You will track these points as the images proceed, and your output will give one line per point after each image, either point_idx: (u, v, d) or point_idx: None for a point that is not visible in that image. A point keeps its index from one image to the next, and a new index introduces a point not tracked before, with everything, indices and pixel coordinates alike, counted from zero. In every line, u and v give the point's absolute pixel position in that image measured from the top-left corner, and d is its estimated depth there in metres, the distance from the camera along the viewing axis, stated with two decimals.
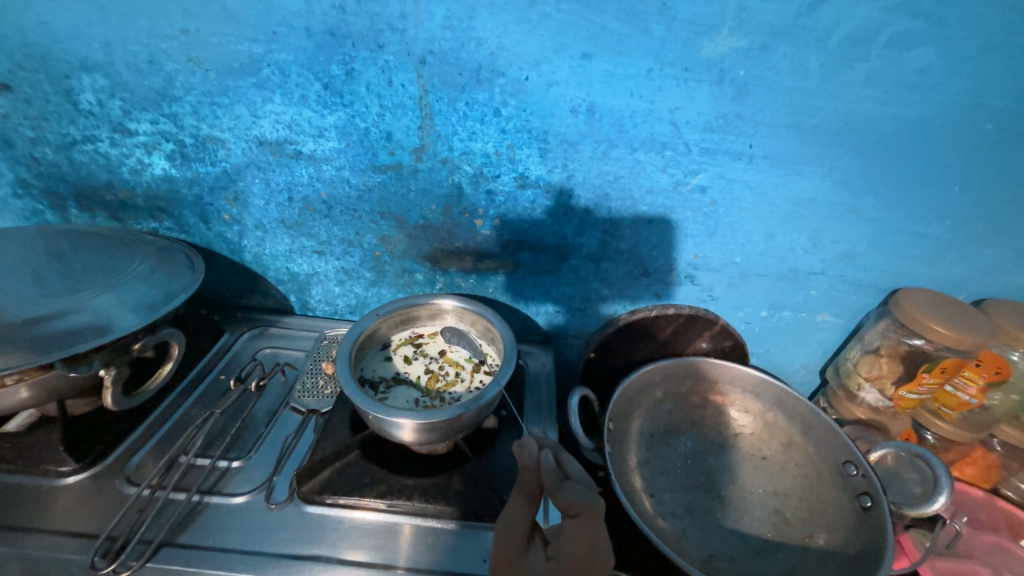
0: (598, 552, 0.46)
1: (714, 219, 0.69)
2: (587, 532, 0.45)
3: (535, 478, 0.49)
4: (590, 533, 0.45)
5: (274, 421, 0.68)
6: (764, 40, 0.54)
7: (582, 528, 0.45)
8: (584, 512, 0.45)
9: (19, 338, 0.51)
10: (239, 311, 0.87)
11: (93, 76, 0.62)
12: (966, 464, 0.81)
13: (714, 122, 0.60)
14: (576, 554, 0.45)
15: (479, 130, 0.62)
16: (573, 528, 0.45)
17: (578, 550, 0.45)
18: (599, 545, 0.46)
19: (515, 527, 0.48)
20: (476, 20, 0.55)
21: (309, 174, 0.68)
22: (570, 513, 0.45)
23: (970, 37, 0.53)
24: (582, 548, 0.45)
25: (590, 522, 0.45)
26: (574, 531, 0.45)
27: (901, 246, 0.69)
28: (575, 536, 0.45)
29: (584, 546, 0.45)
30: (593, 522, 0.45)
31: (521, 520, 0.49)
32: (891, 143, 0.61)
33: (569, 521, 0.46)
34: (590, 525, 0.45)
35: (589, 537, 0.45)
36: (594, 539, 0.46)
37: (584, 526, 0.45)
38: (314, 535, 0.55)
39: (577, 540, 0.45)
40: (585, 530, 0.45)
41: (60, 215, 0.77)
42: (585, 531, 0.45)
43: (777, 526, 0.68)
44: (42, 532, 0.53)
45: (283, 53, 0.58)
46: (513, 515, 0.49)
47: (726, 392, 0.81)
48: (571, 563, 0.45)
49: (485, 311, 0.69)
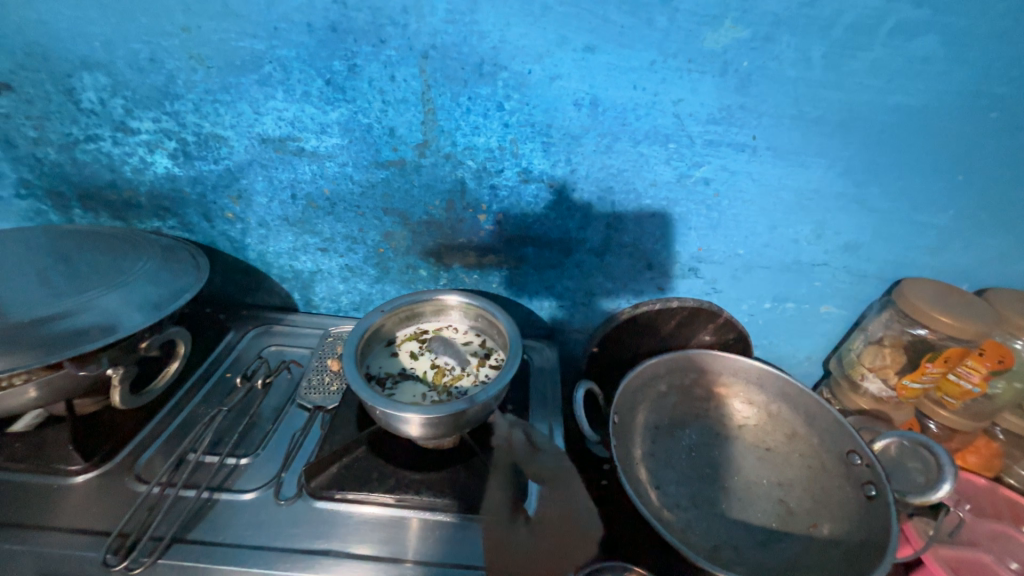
0: (569, 509, 0.61)
1: (718, 211, 0.69)
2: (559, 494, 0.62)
3: (511, 457, 0.64)
4: (562, 498, 0.62)
5: (282, 418, 0.69)
6: (767, 30, 0.54)
7: (554, 488, 0.63)
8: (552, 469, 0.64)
9: (28, 337, 0.51)
10: (244, 309, 0.87)
11: (95, 75, 0.62)
12: (970, 452, 0.80)
13: (717, 114, 0.60)
14: (553, 510, 0.60)
15: (482, 124, 0.62)
16: (548, 488, 0.62)
17: (553, 507, 0.61)
18: (568, 504, 0.62)
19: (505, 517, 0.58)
20: (478, 13, 0.55)
21: (313, 170, 0.68)
22: (542, 473, 0.63)
23: (973, 24, 0.53)
24: (561, 508, 0.61)
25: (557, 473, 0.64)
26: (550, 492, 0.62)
27: (905, 236, 0.70)
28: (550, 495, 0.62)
29: (555, 504, 0.61)
30: (558, 475, 0.64)
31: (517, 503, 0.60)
32: (896, 132, 0.61)
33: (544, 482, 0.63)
34: (559, 482, 0.63)
35: (561, 496, 0.62)
36: (563, 499, 0.62)
37: (555, 482, 0.63)
38: (323, 530, 0.56)
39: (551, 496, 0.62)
40: (556, 490, 0.62)
41: (63, 215, 0.77)
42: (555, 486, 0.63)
43: (782, 516, 0.68)
44: (54, 530, 0.53)
45: (285, 49, 0.58)
46: (498, 498, 0.59)
47: (730, 384, 0.81)
48: (549, 519, 0.60)
49: (489, 305, 0.69)
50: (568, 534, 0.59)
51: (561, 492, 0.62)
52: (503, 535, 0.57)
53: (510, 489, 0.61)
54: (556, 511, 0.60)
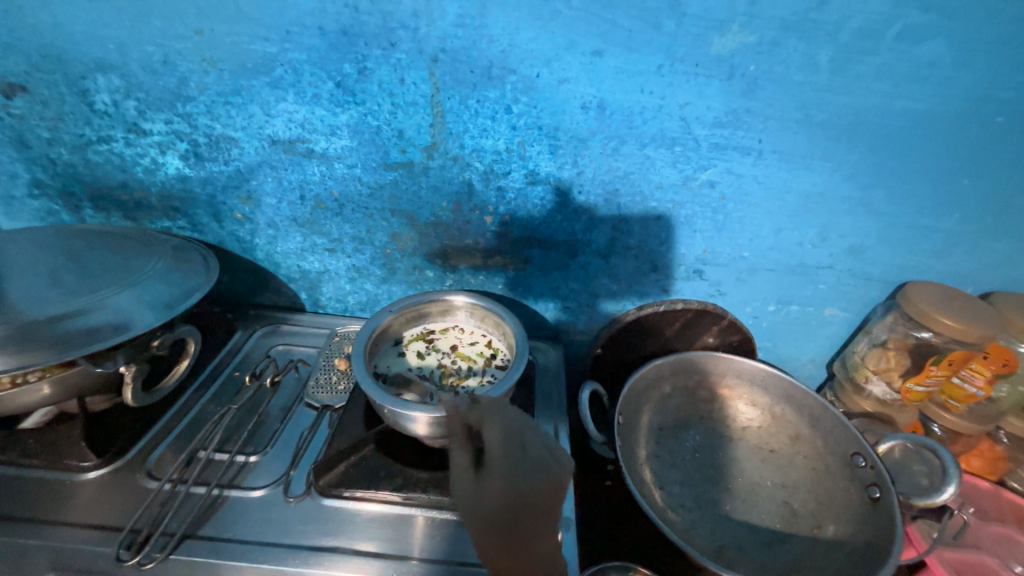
0: (526, 453, 0.47)
1: (723, 214, 0.69)
2: (521, 467, 0.46)
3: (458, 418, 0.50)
4: (512, 454, 0.46)
5: (289, 417, 0.69)
6: (774, 35, 0.55)
7: (510, 459, 0.46)
8: (498, 437, 0.47)
9: (43, 335, 0.53)
10: (252, 308, 0.87)
11: (108, 76, 0.63)
12: (973, 456, 0.80)
13: (724, 117, 0.61)
14: (509, 470, 0.45)
15: (490, 127, 0.63)
16: (496, 440, 0.47)
17: (509, 463, 0.46)
18: (524, 449, 0.47)
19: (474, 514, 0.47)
20: (488, 18, 0.56)
21: (321, 171, 0.69)
22: (485, 422, 0.48)
23: (980, 30, 0.54)
24: (511, 457, 0.46)
25: (509, 431, 0.47)
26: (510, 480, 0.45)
27: (910, 239, 0.70)
28: (513, 484, 0.45)
29: (522, 488, 0.45)
30: (511, 437, 0.47)
31: (482, 505, 0.45)
32: (901, 136, 0.61)
33: (496, 466, 0.45)
34: (513, 447, 0.47)
35: (512, 448, 0.47)
36: (517, 449, 0.47)
37: (505, 441, 0.47)
38: (332, 527, 0.57)
39: (513, 482, 0.45)
40: (504, 439, 0.47)
41: (74, 215, 0.77)
42: (509, 451, 0.46)
43: (786, 517, 0.69)
44: (67, 525, 0.54)
45: (297, 52, 0.59)
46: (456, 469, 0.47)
47: (733, 387, 0.81)
48: (505, 480, 0.45)
49: (496, 307, 0.70)
50: (533, 490, 0.46)
51: (508, 440, 0.47)
52: (481, 539, 0.46)
53: (468, 488, 0.46)
54: (524, 493, 0.45)
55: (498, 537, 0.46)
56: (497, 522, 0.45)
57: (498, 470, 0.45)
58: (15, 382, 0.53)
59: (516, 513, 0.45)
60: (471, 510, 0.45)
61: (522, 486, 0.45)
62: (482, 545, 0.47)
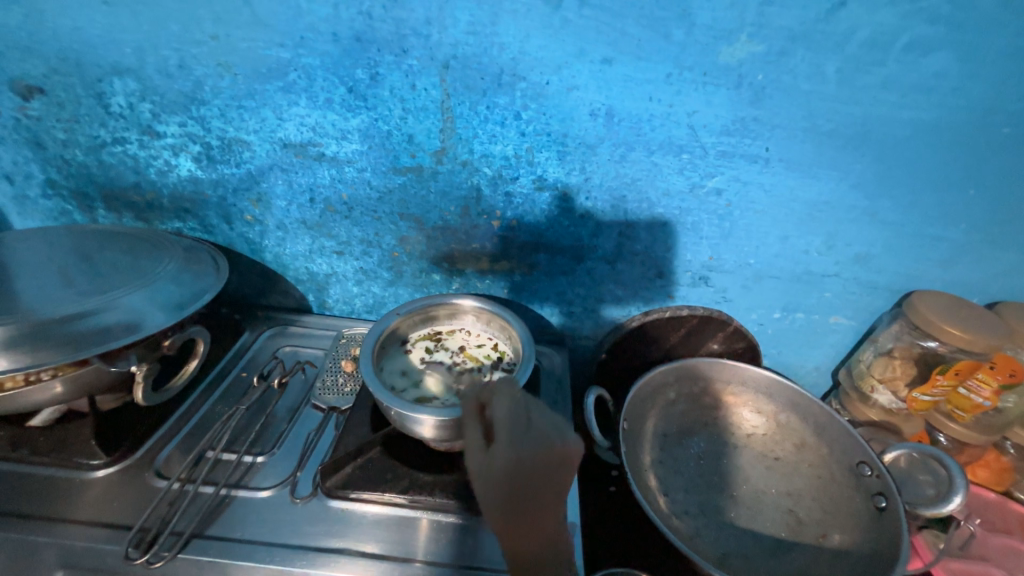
0: (531, 425, 0.48)
1: (729, 221, 0.70)
2: (526, 439, 0.47)
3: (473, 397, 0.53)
4: (517, 425, 0.48)
5: (296, 418, 0.70)
6: (782, 45, 0.55)
7: (514, 430, 0.48)
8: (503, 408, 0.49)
9: (57, 334, 0.53)
10: (259, 310, 0.88)
11: (125, 79, 0.64)
12: (980, 466, 0.80)
13: (731, 126, 0.61)
14: (513, 438, 0.47)
15: (499, 133, 0.64)
16: (504, 413, 0.49)
17: (514, 431, 0.47)
18: (529, 422, 0.48)
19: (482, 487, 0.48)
20: (499, 26, 0.56)
21: (331, 175, 0.70)
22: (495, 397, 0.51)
23: (987, 42, 0.54)
24: (516, 428, 0.48)
25: (515, 406, 0.49)
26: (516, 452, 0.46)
27: (916, 248, 0.70)
28: (519, 455, 0.46)
29: (527, 460, 0.46)
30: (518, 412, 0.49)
31: (488, 472, 0.46)
32: (907, 146, 0.61)
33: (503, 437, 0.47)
34: (517, 417, 0.49)
35: (517, 419, 0.48)
36: (522, 421, 0.48)
37: (511, 414, 0.49)
38: (338, 528, 0.57)
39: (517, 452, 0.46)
40: (511, 412, 0.49)
41: (87, 215, 0.78)
42: (514, 422, 0.48)
43: (791, 525, 0.69)
44: (76, 523, 0.55)
45: (311, 57, 0.60)
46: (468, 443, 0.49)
47: (739, 393, 0.81)
48: (508, 447, 0.46)
49: (503, 311, 0.70)
50: (535, 459, 0.46)
51: (515, 413, 0.49)
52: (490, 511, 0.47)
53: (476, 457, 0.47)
54: (529, 463, 0.46)
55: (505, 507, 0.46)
56: (504, 491, 0.46)
57: (504, 442, 0.47)
58: (28, 379, 0.53)
59: (521, 482, 0.46)
60: (479, 480, 0.46)
61: (526, 457, 0.46)
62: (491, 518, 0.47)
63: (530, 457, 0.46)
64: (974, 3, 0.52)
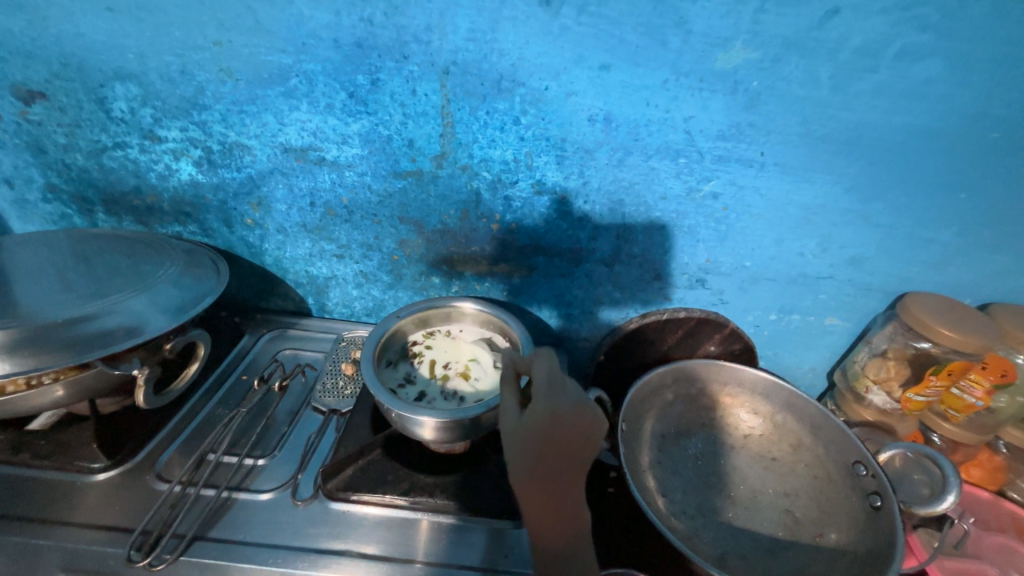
0: (565, 391, 0.47)
1: (725, 224, 0.71)
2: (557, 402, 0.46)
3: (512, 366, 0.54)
4: (551, 385, 0.48)
5: (296, 421, 0.70)
6: (777, 52, 0.57)
7: (548, 392, 0.47)
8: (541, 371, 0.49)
9: (61, 338, 0.54)
10: (259, 313, 0.88)
11: (127, 85, 0.64)
12: (973, 465, 0.80)
13: (727, 130, 0.62)
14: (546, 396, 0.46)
15: (498, 137, 0.64)
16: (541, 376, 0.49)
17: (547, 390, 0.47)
18: (565, 388, 0.47)
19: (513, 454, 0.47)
20: (499, 32, 0.57)
21: (332, 179, 0.70)
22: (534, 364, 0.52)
23: (975, 50, 0.55)
24: (550, 388, 0.47)
25: (552, 371, 0.49)
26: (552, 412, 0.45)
27: (909, 250, 0.71)
28: (556, 416, 0.44)
29: (562, 424, 0.44)
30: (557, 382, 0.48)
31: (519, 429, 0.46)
32: (899, 150, 0.63)
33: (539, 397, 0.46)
34: (553, 381, 0.48)
35: (551, 382, 0.48)
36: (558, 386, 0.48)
37: (548, 378, 0.49)
38: (340, 530, 0.57)
39: (554, 411, 0.44)
40: (547, 376, 0.49)
41: (87, 219, 0.79)
42: (550, 385, 0.48)
43: (788, 525, 0.69)
44: (78, 526, 0.55)
45: (312, 63, 0.61)
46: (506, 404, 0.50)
47: (736, 394, 0.82)
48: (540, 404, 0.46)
49: (501, 312, 0.71)
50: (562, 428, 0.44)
51: (552, 377, 0.49)
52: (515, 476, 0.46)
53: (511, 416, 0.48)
54: (565, 427, 0.44)
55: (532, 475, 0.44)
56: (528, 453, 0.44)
57: (541, 401, 0.46)
58: (29, 384, 0.54)
59: (552, 447, 0.44)
60: (510, 438, 0.46)
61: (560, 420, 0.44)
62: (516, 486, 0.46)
63: (565, 420, 0.44)
64: (962, 12, 0.53)
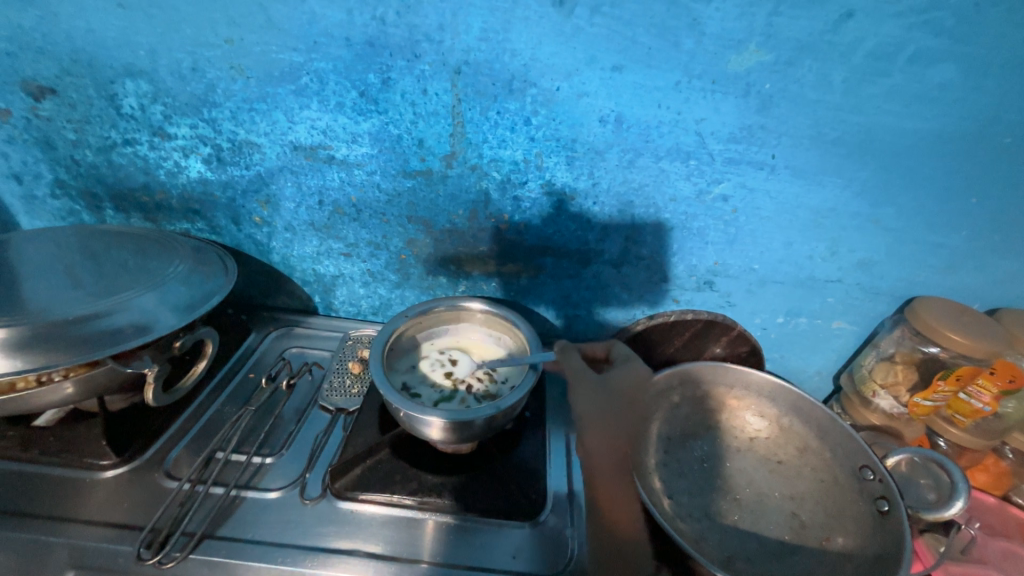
0: (638, 378, 0.71)
1: (735, 227, 0.70)
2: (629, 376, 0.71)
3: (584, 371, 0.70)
4: (631, 371, 0.72)
5: (304, 419, 0.70)
6: (790, 55, 0.56)
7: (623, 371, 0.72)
8: (621, 353, 0.73)
9: (69, 335, 0.54)
10: (265, 310, 0.88)
11: (137, 82, 0.64)
12: (978, 470, 0.80)
13: (738, 133, 0.62)
14: (627, 382, 0.71)
15: (509, 138, 0.64)
16: (627, 366, 0.72)
17: (627, 380, 0.71)
18: (642, 375, 0.72)
19: (587, 399, 0.69)
20: (511, 32, 0.57)
21: (341, 178, 0.70)
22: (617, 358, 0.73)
23: (990, 54, 0.55)
24: (632, 378, 0.71)
25: (628, 370, 0.72)
26: (637, 374, 0.72)
27: (917, 254, 0.71)
28: (633, 381, 0.71)
29: (638, 381, 0.71)
30: (623, 371, 0.72)
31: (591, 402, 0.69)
32: (911, 154, 0.62)
33: (619, 365, 0.72)
34: (625, 363, 0.72)
35: (632, 376, 0.71)
36: (636, 374, 0.71)
37: (625, 372, 0.72)
38: (349, 529, 0.57)
39: (633, 376, 0.71)
40: (629, 371, 0.72)
41: (94, 215, 0.79)
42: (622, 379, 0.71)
43: (795, 529, 0.69)
44: (88, 523, 0.55)
45: (323, 62, 0.60)
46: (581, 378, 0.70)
47: (742, 397, 0.81)
48: (623, 384, 0.70)
49: (517, 328, 0.70)
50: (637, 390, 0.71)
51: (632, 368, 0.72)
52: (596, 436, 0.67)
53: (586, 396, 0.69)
54: (642, 387, 0.71)
55: (609, 407, 0.69)
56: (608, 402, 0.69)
57: (624, 367, 0.72)
58: (40, 380, 0.54)
59: (637, 396, 0.71)
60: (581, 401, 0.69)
61: (639, 379, 0.71)
62: (594, 447, 0.66)
63: (640, 383, 0.71)
64: (977, 16, 0.53)
